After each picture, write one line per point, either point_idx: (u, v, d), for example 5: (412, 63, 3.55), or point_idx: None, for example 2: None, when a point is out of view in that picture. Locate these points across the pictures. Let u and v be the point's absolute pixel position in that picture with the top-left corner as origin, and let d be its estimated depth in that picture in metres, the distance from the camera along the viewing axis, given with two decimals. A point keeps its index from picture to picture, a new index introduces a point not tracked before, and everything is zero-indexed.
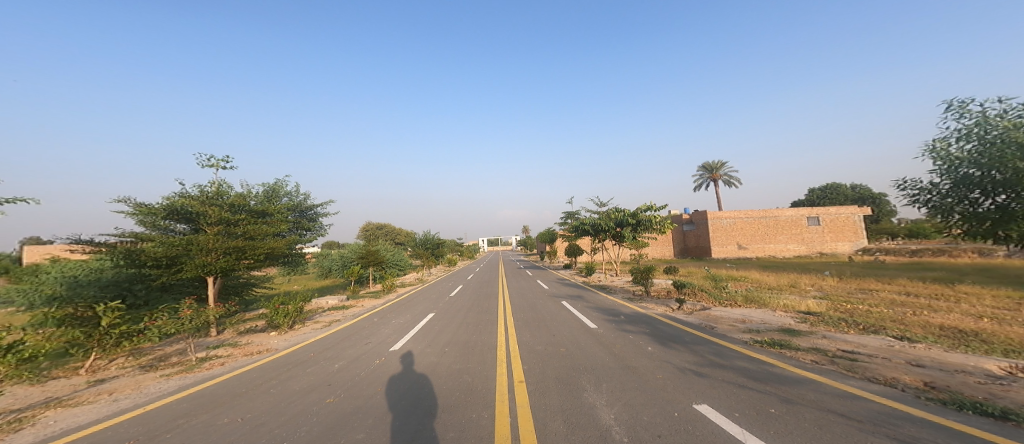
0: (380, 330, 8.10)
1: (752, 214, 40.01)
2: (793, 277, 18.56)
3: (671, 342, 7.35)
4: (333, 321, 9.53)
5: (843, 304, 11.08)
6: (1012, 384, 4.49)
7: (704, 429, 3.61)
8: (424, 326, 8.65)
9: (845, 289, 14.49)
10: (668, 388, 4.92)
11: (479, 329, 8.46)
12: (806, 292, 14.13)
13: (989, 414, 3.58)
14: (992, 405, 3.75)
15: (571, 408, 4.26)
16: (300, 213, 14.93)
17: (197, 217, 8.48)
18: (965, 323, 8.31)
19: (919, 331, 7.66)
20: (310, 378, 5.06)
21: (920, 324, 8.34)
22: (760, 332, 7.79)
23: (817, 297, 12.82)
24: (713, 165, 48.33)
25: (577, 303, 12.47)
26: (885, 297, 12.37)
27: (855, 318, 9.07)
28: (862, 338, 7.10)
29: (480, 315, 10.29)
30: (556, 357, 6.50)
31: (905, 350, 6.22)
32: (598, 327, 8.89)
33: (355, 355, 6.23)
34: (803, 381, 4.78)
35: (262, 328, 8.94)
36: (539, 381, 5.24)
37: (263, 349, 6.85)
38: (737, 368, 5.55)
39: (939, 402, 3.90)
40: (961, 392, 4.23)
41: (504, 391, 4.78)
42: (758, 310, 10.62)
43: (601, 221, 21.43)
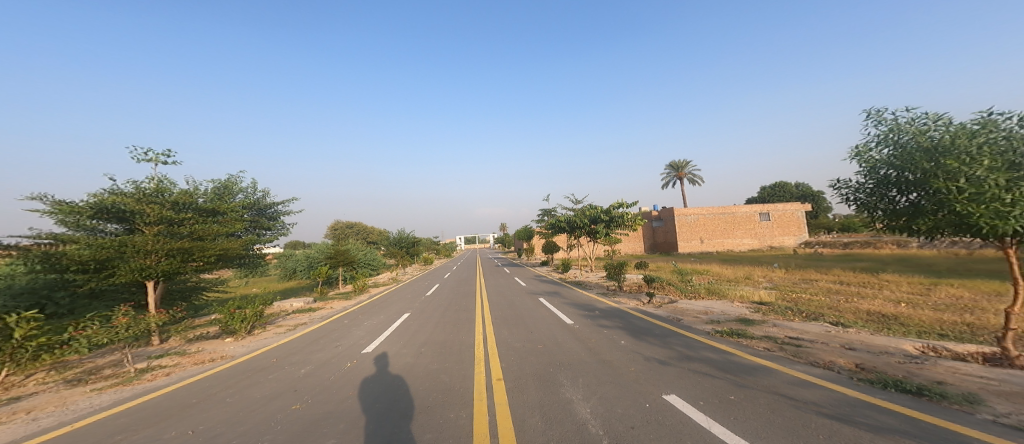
0: (351, 333, 7.88)
1: (713, 210, 41.78)
2: (747, 270, 19.56)
3: (644, 336, 7.55)
4: (298, 324, 9.20)
5: (789, 294, 11.82)
6: (926, 362, 4.93)
7: (673, 419, 3.74)
8: (399, 327, 8.50)
9: (790, 280, 15.40)
10: (640, 380, 5.06)
11: (456, 329, 8.41)
12: (758, 283, 14.92)
13: (910, 391, 3.90)
14: (910, 383, 4.09)
15: (549, 404, 4.32)
16: (257, 211, 14.22)
17: (131, 217, 7.91)
18: (889, 308, 9.08)
19: (850, 317, 8.27)
20: (274, 385, 4.87)
21: (852, 310, 9.00)
22: (720, 322, 8.16)
23: (767, 288, 13.57)
24: (679, 164, 50.32)
25: (555, 300, 12.60)
26: (823, 286, 13.28)
27: (799, 307, 9.68)
28: (805, 325, 7.60)
29: (457, 314, 10.20)
30: (533, 354, 6.55)
31: (840, 335, 6.68)
32: (574, 323, 9.00)
33: (324, 359, 6.04)
34: (760, 369, 5.04)
35: (214, 335, 8.49)
36: (516, 378, 5.28)
37: (216, 357, 6.53)
38: (703, 358, 5.77)
39: (868, 382, 4.22)
40: (886, 371, 4.59)
41: (483, 390, 4.77)
42: (718, 301, 11.12)
43: (576, 219, 21.79)
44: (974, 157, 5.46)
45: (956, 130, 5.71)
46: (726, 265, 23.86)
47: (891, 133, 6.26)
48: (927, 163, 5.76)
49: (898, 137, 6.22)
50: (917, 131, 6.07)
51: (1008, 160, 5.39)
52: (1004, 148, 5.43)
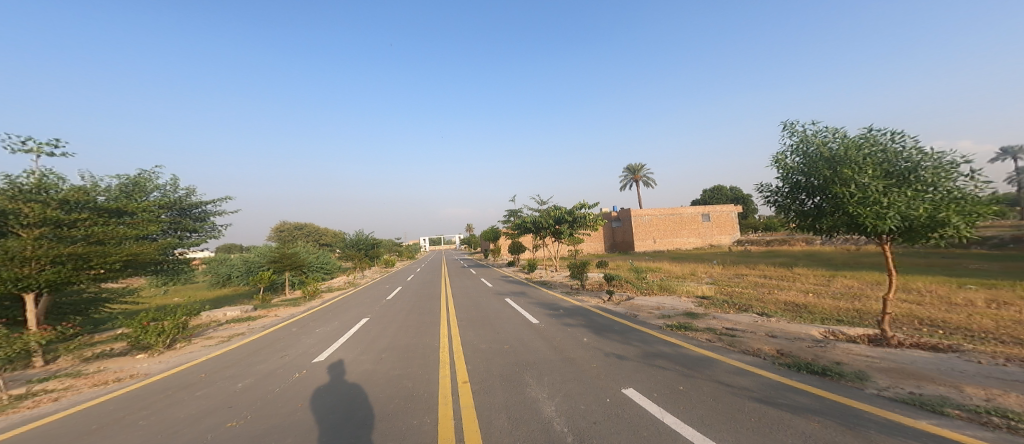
0: (300, 341, 7.47)
1: (663, 211, 43.80)
2: (692, 266, 20.79)
3: (606, 332, 7.73)
4: (233, 335, 8.60)
5: (725, 288, 12.67)
6: (829, 346, 5.52)
7: (631, 412, 3.86)
8: (357, 333, 8.16)
9: (726, 275, 16.55)
10: (602, 375, 5.17)
11: (419, 332, 8.19)
12: (701, 279, 15.89)
13: (816, 372, 4.40)
14: (817, 364, 4.61)
15: (515, 403, 4.31)
16: (179, 212, 12.79)
17: (4, 218, 6.89)
18: (801, 298, 10.04)
19: (771, 307, 8.99)
20: (204, 402, 4.51)
21: (773, 301, 9.80)
22: (670, 317, 8.57)
23: (708, 283, 14.47)
24: (635, 167, 52.38)
25: (521, 300, 12.64)
26: (750, 280, 14.36)
27: (732, 299, 10.36)
28: (737, 316, 8.16)
29: (420, 317, 9.95)
30: (500, 355, 6.52)
31: (765, 324, 7.21)
32: (539, 322, 9.07)
33: (267, 371, 5.68)
34: (708, 359, 5.33)
35: (122, 352, 7.73)
36: (482, 380, 5.21)
37: (125, 376, 5.94)
38: (658, 352, 6.01)
39: (787, 366, 4.66)
40: (799, 356, 5.09)
41: (447, 394, 4.67)
42: (669, 297, 11.68)
43: (542, 219, 21.97)
44: (862, 166, 6.15)
45: (847, 142, 6.40)
46: (676, 262, 25.18)
47: (799, 144, 6.88)
48: (826, 171, 6.40)
49: (806, 147, 6.82)
50: (820, 142, 6.72)
51: (885, 169, 6.14)
52: (883, 160, 6.18)
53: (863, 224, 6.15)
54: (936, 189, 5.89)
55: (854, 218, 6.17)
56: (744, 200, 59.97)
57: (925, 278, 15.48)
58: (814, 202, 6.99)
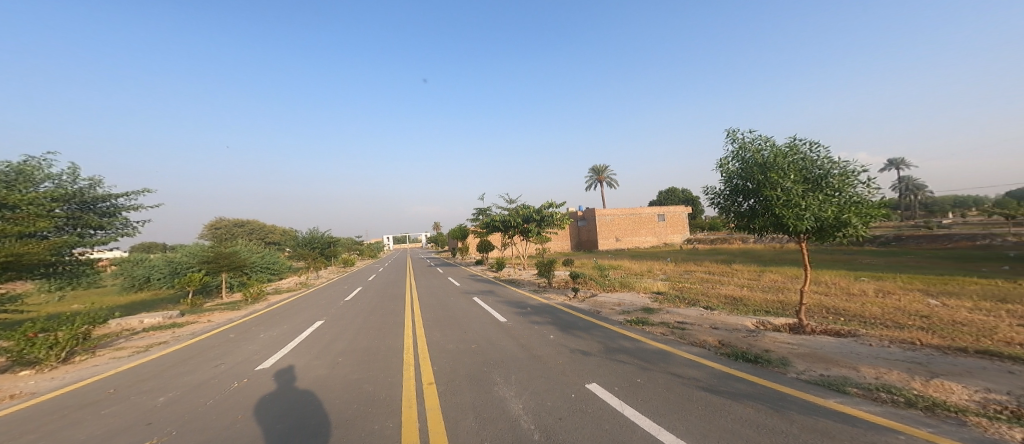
0: (241, 348, 6.92)
1: (625, 210, 45.26)
2: (649, 263, 21.70)
3: (571, 329, 7.80)
4: (152, 344, 7.79)
5: (678, 283, 13.33)
6: (758, 335, 6.48)
7: (597, 407, 3.87)
8: (309, 337, 7.69)
9: (678, 271, 17.45)
10: (568, 371, 5.19)
11: (379, 334, 7.84)
12: (656, 275, 16.60)
13: (750, 360, 5.25)
14: (751, 353, 5.46)
15: (482, 403, 4.22)
16: (79, 205, 9.79)
17: None
18: (738, 291, 11.14)
19: (714, 300, 10.01)
20: (124, 419, 4.03)
21: (720, 296, 10.43)
22: (630, 312, 8.82)
23: (662, 279, 15.16)
24: (600, 168, 53.68)
25: (488, 298, 12.52)
26: (699, 276, 15.22)
27: (682, 294, 10.95)
28: (688, 310, 8.58)
29: (380, 318, 9.55)
30: (466, 354, 6.38)
31: (710, 317, 7.80)
32: (506, 320, 9.01)
33: (198, 382, 5.17)
34: (667, 354, 5.49)
35: (12, 367, 6.75)
36: (449, 381, 5.05)
37: (10, 395, 5.17)
38: (619, 347, 6.13)
39: (727, 356, 5.49)
40: (738, 345, 5.89)
41: (410, 397, 4.48)
42: (629, 293, 12.05)
43: (510, 218, 21.90)
44: (786, 173, 6.86)
45: (775, 150, 7.11)
46: (635, 260, 26.19)
47: (736, 150, 7.51)
48: (759, 175, 7.06)
49: (742, 153, 7.45)
50: (754, 149, 7.37)
51: (804, 176, 6.91)
52: (802, 167, 6.94)
53: (784, 223, 6.89)
54: (841, 194, 6.76)
55: (777, 218, 6.90)
56: (694, 202, 63.52)
57: (832, 271, 17.35)
58: (745, 204, 7.59)
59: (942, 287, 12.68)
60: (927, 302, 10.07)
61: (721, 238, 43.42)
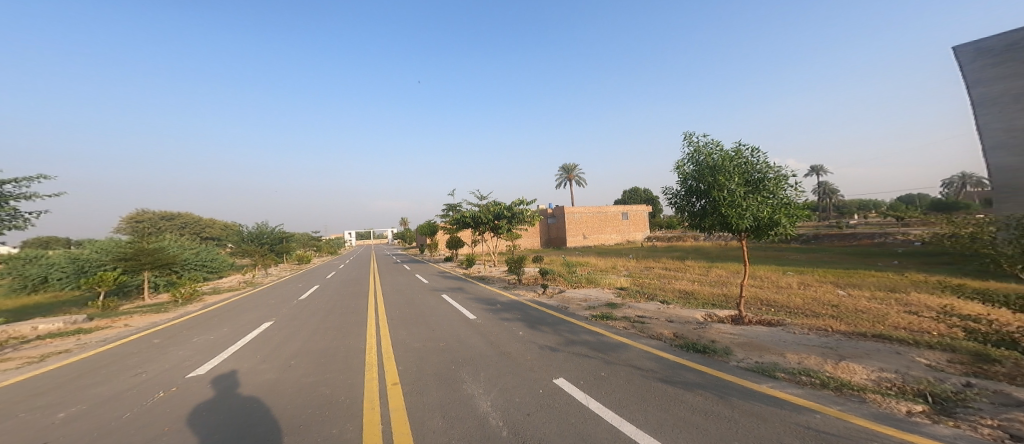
0: (168, 355, 6.22)
1: (592, 208, 46.16)
2: (614, 260, 22.17)
3: (540, 325, 7.68)
4: (51, 353, 6.80)
5: (641, 279, 13.66)
6: (706, 325, 6.81)
7: (567, 403, 3.75)
8: (253, 339, 7.05)
9: (640, 267, 17.95)
10: (536, 367, 5.05)
11: (338, 334, 7.34)
12: (620, 271, 16.96)
13: (699, 350, 5.52)
14: (702, 344, 5.73)
15: (449, 401, 3.99)
16: None
17: None
18: (692, 286, 11.59)
19: (665, 293, 10.46)
20: (13, 439, 3.43)
21: (680, 291, 10.77)
22: (597, 307, 8.84)
23: (626, 275, 15.49)
24: (570, 166, 54.41)
25: (457, 295, 12.20)
26: (658, 272, 15.72)
27: (643, 289, 11.23)
28: (648, 305, 8.76)
29: (335, 318, 8.98)
30: (431, 353, 6.08)
31: (668, 310, 8.02)
32: (476, 318, 8.76)
33: (108, 394, 4.53)
34: (635, 349, 5.48)
35: None
36: (414, 380, 4.75)
37: None
38: (584, 341, 6.09)
39: (680, 347, 5.72)
40: (689, 336, 6.15)
41: (371, 398, 4.16)
42: (597, 289, 12.16)
43: (480, 214, 21.57)
44: (732, 177, 7.15)
45: (724, 153, 7.37)
46: (601, 257, 26.74)
47: (691, 153, 7.69)
48: (708, 179, 7.32)
49: (695, 155, 7.65)
50: (706, 151, 7.59)
51: (746, 179, 7.25)
52: (745, 169, 7.27)
53: (728, 222, 7.26)
54: (776, 197, 7.16)
55: (721, 217, 7.27)
56: (653, 202, 66.02)
57: (765, 266, 18.54)
58: (696, 202, 7.88)
59: (849, 279, 13.92)
60: (838, 292, 11.02)
61: (676, 237, 45.50)
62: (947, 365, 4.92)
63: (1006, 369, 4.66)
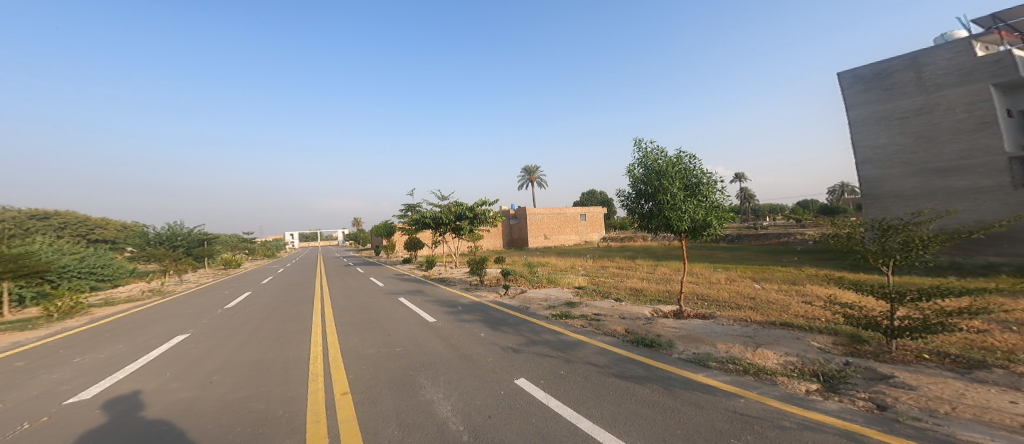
0: (72, 369, 5.44)
1: (553, 209, 47.00)
2: (571, 260, 22.79)
3: (501, 326, 7.75)
4: None
5: (597, 278, 14.13)
6: (652, 321, 7.20)
7: (527, 404, 3.84)
8: (178, 346, 6.36)
9: (596, 266, 18.59)
10: (496, 368, 5.11)
11: (281, 335, 6.85)
12: (577, 271, 17.46)
13: (645, 344, 5.86)
14: (651, 339, 6.06)
15: (408, 408, 3.94)
16: None
17: None
18: (643, 284, 12.11)
19: (622, 291, 10.94)
20: None
21: (633, 289, 11.25)
22: (556, 307, 9.05)
23: (584, 274, 15.96)
24: (532, 168, 55.10)
25: (417, 298, 11.96)
26: (611, 270, 16.37)
27: (599, 288, 11.61)
28: (603, 303, 9.09)
29: (276, 320, 8.35)
30: (388, 359, 5.93)
31: (621, 308, 8.38)
32: (435, 320, 8.66)
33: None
34: (592, 349, 5.71)
35: None
36: (370, 388, 4.63)
37: None
38: (543, 340, 6.24)
39: (630, 342, 6.04)
40: (639, 332, 6.49)
41: (323, 408, 3.99)
42: (556, 288, 12.43)
43: (441, 215, 21.24)
44: (674, 182, 7.69)
45: (669, 160, 7.88)
46: (559, 257, 27.35)
47: (641, 157, 8.16)
48: (656, 182, 7.80)
49: (645, 160, 8.10)
50: (655, 157, 8.06)
51: (686, 184, 7.81)
52: (685, 175, 7.82)
53: (669, 224, 7.78)
54: (709, 201, 7.79)
55: (665, 218, 7.74)
56: (607, 204, 68.83)
57: (699, 264, 19.87)
58: (642, 205, 8.29)
59: (761, 273, 15.31)
60: (752, 285, 12.09)
61: (627, 237, 47.70)
62: (834, 347, 5.66)
63: (872, 348, 5.62)
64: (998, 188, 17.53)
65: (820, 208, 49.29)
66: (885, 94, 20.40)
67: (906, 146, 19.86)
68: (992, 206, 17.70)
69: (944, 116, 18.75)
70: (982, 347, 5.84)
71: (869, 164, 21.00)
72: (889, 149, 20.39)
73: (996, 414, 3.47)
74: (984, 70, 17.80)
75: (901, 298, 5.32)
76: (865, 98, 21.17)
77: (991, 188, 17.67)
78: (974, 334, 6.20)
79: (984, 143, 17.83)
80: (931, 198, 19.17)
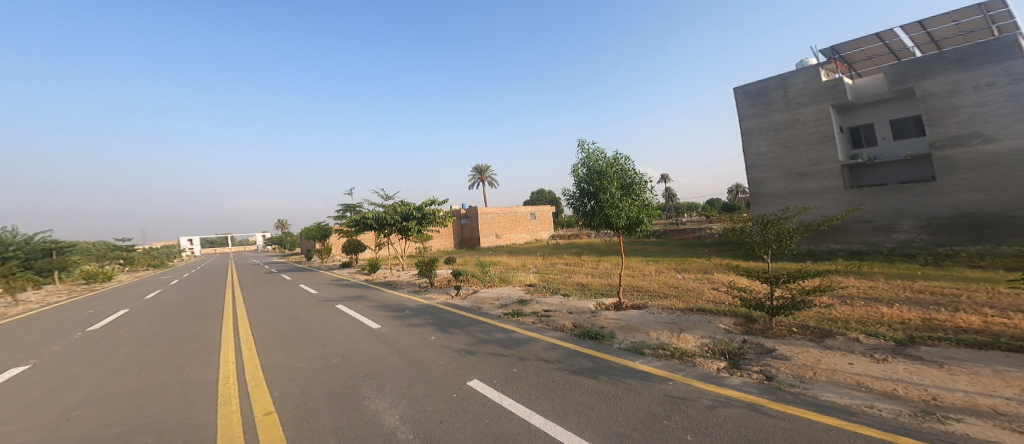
0: None
1: (504, 209, 47.14)
2: (522, 258, 22.95)
3: (452, 328, 7.54)
4: None
5: (548, 275, 14.34)
6: (596, 314, 7.41)
7: (480, 405, 3.72)
8: (59, 376, 5.38)
9: (547, 264, 18.90)
10: (448, 371, 4.93)
11: (195, 355, 6.07)
12: (529, 268, 17.61)
13: (591, 337, 6.01)
14: (595, 331, 6.23)
15: (350, 421, 3.64)
16: None
17: None
18: (593, 279, 12.48)
19: (571, 286, 11.19)
20: None
21: (583, 284, 11.55)
22: (509, 305, 9.01)
23: (535, 271, 16.13)
24: (483, 167, 54.86)
25: (359, 304, 11.29)
26: (561, 267, 16.74)
27: (550, 285, 11.77)
28: (553, 299, 9.21)
29: (188, 337, 7.39)
30: (326, 371, 5.48)
31: (569, 303, 8.53)
32: (380, 326, 8.22)
33: None
34: (544, 344, 5.73)
35: None
36: (307, 404, 4.23)
37: None
38: (495, 340, 6.16)
39: (578, 335, 6.16)
40: (587, 325, 6.63)
41: (248, 431, 3.56)
42: (508, 287, 12.40)
43: (385, 215, 20.34)
44: (613, 181, 7.98)
45: (609, 160, 8.17)
46: (510, 255, 27.40)
47: (584, 157, 8.39)
48: (597, 181, 8.05)
49: (587, 160, 8.33)
50: (597, 157, 8.32)
51: (624, 183, 8.14)
52: (623, 176, 8.15)
53: (608, 222, 8.07)
54: (642, 200, 8.18)
55: (604, 216, 8.01)
56: (555, 202, 70.61)
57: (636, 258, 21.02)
58: (585, 204, 8.51)
59: (683, 264, 16.59)
60: (675, 276, 13.01)
61: (572, 235, 49.43)
62: (734, 327, 6.20)
63: (762, 326, 6.26)
64: (837, 189, 20.57)
65: (721, 204, 54.58)
66: (763, 108, 22.82)
67: (777, 153, 22.42)
68: (831, 203, 20.73)
69: (801, 129, 21.54)
70: (831, 317, 6.79)
71: (754, 168, 23.31)
72: (766, 156, 22.84)
73: (839, 375, 4.04)
74: (826, 94, 20.76)
75: (775, 281, 5.96)
76: (751, 110, 23.32)
77: (831, 188, 20.73)
78: (826, 306, 7.18)
79: (826, 155, 20.80)
80: (793, 196, 21.91)
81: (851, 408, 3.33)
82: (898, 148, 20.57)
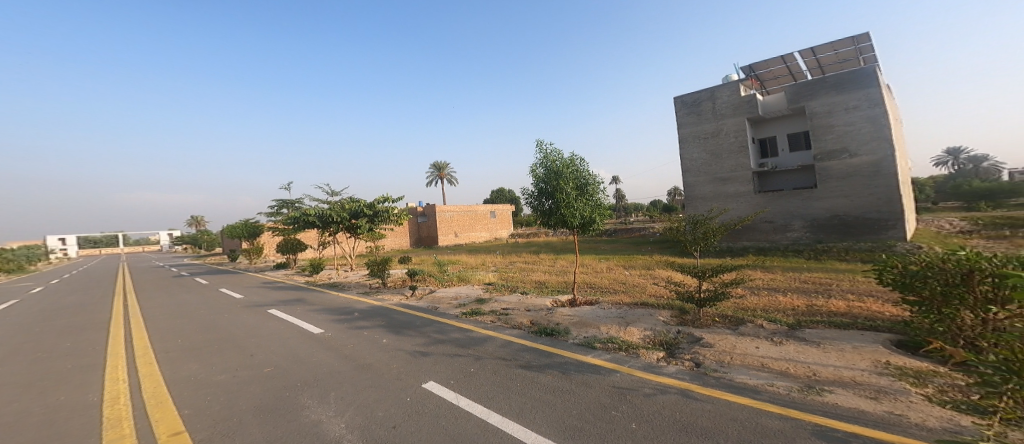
0: None
1: (463, 207, 46.47)
2: (480, 257, 22.63)
3: (405, 329, 7.14)
4: None
5: (506, 274, 14.19)
6: (552, 311, 7.37)
7: (436, 408, 3.46)
8: None
9: (505, 262, 18.78)
10: (401, 374, 4.60)
11: (94, 373, 5.20)
12: (487, 267, 17.37)
13: (547, 334, 5.92)
14: (552, 328, 6.16)
15: (287, 434, 3.25)
16: None
17: None
18: (551, 277, 12.51)
19: (530, 285, 11.12)
20: None
21: (542, 282, 11.52)
22: (467, 305, 8.73)
23: (493, 270, 15.94)
24: (441, 165, 53.75)
25: (300, 308, 10.43)
26: (519, 266, 16.67)
27: (509, 283, 11.61)
28: (513, 297, 9.06)
29: (87, 352, 6.35)
30: (260, 381, 4.92)
31: (527, 301, 8.44)
32: (324, 331, 7.59)
33: None
34: (503, 343, 5.54)
35: None
36: (236, 419, 3.73)
37: None
38: (451, 340, 5.88)
39: (537, 332, 6.05)
40: (544, 322, 6.54)
41: None
42: (465, 286, 12.08)
43: (332, 213, 19.13)
44: (569, 182, 8.00)
45: (566, 161, 8.18)
46: (468, 255, 26.96)
47: (542, 157, 8.32)
48: (553, 182, 8.04)
49: (545, 160, 8.28)
50: (554, 157, 8.30)
51: (580, 184, 8.20)
52: (578, 177, 8.19)
53: (563, 222, 8.11)
54: (596, 201, 8.29)
55: (560, 216, 8.05)
56: (514, 201, 70.89)
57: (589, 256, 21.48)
58: (542, 203, 8.49)
59: (631, 261, 17.23)
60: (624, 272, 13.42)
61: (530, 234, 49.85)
62: (670, 319, 6.42)
63: (692, 317, 6.53)
64: (748, 193, 22.46)
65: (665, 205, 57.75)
66: (695, 118, 24.17)
67: (705, 160, 23.97)
68: (744, 203, 22.58)
69: (725, 139, 23.16)
70: (743, 307, 7.29)
71: (688, 173, 24.65)
72: (698, 162, 24.27)
73: (747, 358, 4.26)
74: (744, 108, 22.48)
75: (701, 275, 6.26)
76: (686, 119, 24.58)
77: (744, 193, 22.59)
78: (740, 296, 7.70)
79: (743, 162, 22.58)
80: (717, 198, 23.59)
81: (757, 388, 3.49)
82: (794, 159, 22.67)
